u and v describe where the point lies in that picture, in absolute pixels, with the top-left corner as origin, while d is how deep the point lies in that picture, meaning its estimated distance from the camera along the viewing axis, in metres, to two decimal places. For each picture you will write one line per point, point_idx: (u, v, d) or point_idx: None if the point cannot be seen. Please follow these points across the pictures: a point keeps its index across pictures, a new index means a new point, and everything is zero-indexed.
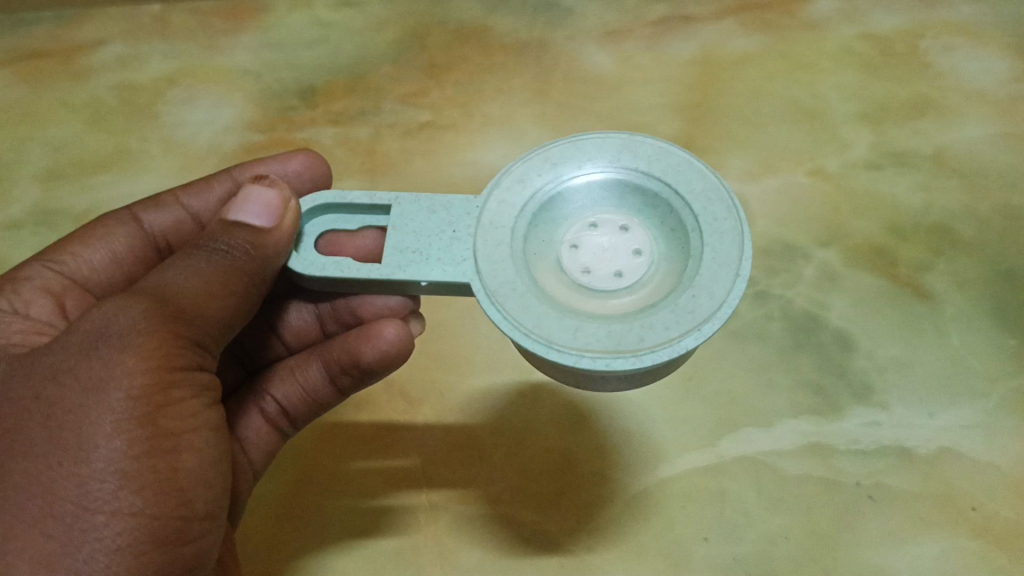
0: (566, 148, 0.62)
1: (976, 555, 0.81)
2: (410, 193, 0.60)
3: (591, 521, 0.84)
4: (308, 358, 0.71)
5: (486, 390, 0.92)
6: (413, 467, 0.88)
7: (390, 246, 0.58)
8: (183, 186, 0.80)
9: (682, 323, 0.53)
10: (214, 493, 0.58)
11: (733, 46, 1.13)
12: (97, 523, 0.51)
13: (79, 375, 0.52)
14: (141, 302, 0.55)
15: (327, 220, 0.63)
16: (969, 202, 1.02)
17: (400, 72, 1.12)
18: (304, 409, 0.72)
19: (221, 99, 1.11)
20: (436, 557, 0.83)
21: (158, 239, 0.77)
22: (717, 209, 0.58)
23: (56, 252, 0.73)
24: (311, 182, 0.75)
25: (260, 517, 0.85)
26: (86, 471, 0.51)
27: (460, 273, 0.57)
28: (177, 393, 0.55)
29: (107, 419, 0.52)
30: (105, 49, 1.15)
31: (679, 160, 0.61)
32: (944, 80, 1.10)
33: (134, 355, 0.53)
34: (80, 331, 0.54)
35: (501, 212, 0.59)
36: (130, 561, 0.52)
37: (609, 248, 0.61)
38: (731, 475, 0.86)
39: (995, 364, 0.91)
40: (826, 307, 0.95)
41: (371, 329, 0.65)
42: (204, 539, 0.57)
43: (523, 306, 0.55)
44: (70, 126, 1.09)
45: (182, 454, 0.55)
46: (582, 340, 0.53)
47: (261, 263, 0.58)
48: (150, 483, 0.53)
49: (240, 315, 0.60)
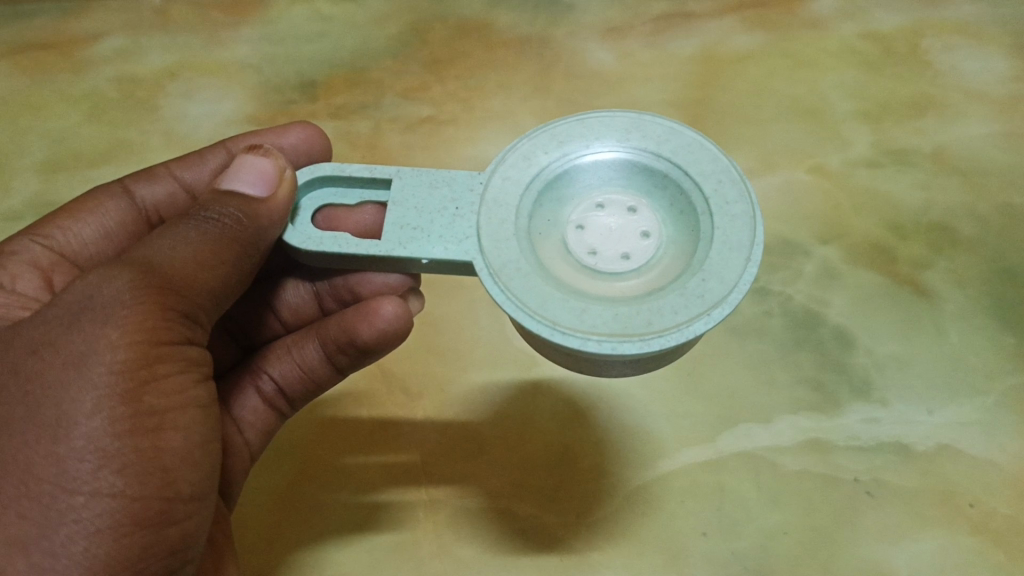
0: (573, 126, 0.62)
1: (974, 552, 0.80)
2: (412, 168, 0.60)
3: (590, 516, 0.84)
4: (306, 337, 0.70)
5: (487, 384, 0.92)
6: (414, 462, 0.87)
7: (391, 222, 0.58)
8: (177, 159, 0.79)
9: (691, 307, 0.53)
10: (201, 474, 0.56)
11: (734, 44, 1.13)
12: (75, 505, 0.50)
13: (59, 350, 0.52)
14: (127, 274, 0.54)
15: (324, 193, 0.63)
16: (969, 201, 1.02)
17: (401, 67, 1.12)
18: (302, 388, 0.71)
19: (222, 92, 1.10)
20: (434, 551, 0.82)
21: (150, 213, 0.76)
22: (728, 192, 0.58)
23: (46, 226, 0.72)
24: (308, 156, 0.75)
25: (257, 505, 0.84)
26: (64, 450, 0.50)
27: (462, 251, 0.57)
28: (162, 369, 0.54)
29: (87, 395, 0.51)
30: (106, 41, 1.15)
31: (690, 141, 0.60)
32: (944, 79, 1.11)
33: (117, 329, 0.52)
34: (62, 304, 0.53)
35: (505, 189, 0.59)
36: (111, 545, 0.51)
37: (615, 229, 0.61)
38: (730, 470, 0.85)
39: (994, 362, 0.91)
40: (827, 304, 0.95)
41: (367, 306, 0.64)
42: (191, 521, 0.56)
43: (527, 286, 0.55)
44: (69, 117, 1.09)
45: (167, 433, 0.54)
46: (588, 322, 0.53)
47: (254, 232, 0.58)
48: (131, 462, 0.52)
49: (229, 287, 0.59)
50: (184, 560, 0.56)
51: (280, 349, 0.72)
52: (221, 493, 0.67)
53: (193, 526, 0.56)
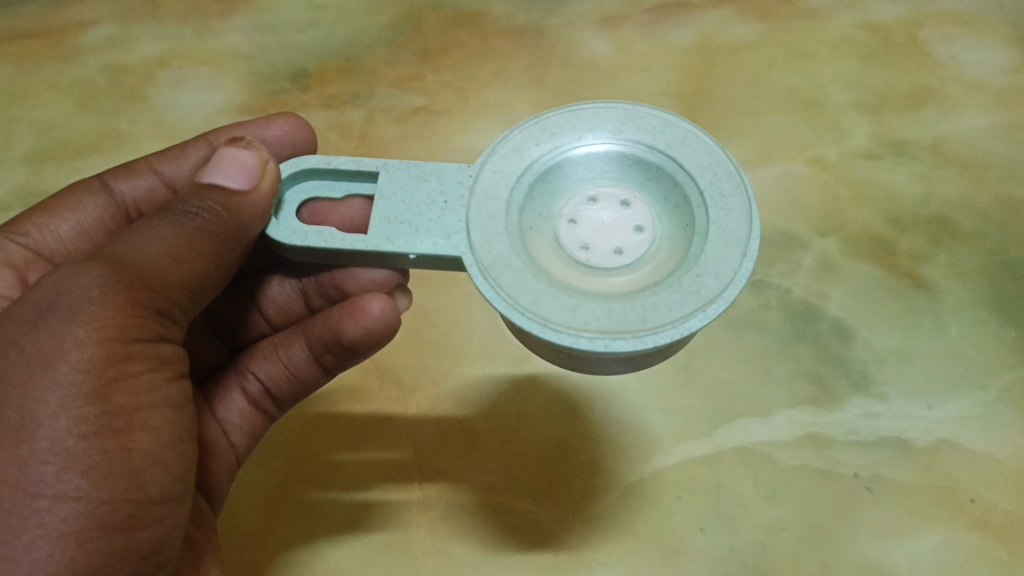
0: (565, 118, 0.61)
1: (976, 549, 0.79)
2: (400, 161, 0.59)
3: (585, 511, 0.83)
4: (292, 336, 0.69)
5: (480, 378, 0.90)
6: (406, 459, 0.86)
7: (379, 217, 0.56)
8: (158, 153, 0.78)
9: (685, 304, 0.52)
10: (174, 475, 0.55)
11: (732, 34, 1.12)
12: (39, 509, 0.49)
13: (25, 348, 0.50)
14: (98, 269, 0.53)
15: (310, 186, 0.61)
16: (969, 192, 1.00)
17: (394, 56, 1.10)
18: (289, 389, 0.70)
19: (212, 81, 1.09)
20: (426, 547, 0.81)
21: (129, 208, 0.75)
22: (724, 186, 0.56)
23: (22, 222, 0.71)
24: (293, 148, 0.74)
25: (245, 504, 0.83)
26: (27, 452, 0.49)
27: (450, 246, 0.55)
28: (133, 367, 0.53)
29: (53, 395, 0.50)
30: (95, 29, 1.13)
31: (685, 133, 0.59)
32: (944, 70, 1.09)
33: (85, 327, 0.51)
34: (31, 301, 0.52)
35: (496, 182, 0.58)
36: (77, 549, 0.50)
37: (609, 224, 0.60)
38: (728, 465, 0.84)
39: (995, 356, 0.90)
40: (825, 297, 0.94)
41: (353, 304, 0.62)
42: (162, 524, 0.54)
43: (518, 282, 0.53)
44: (57, 107, 1.07)
45: (137, 433, 0.52)
46: (581, 319, 0.52)
47: (235, 227, 0.56)
48: (98, 465, 0.50)
49: (207, 284, 0.58)
50: (158, 563, 0.55)
51: (267, 348, 0.70)
52: (205, 496, 0.66)
53: (164, 529, 0.55)
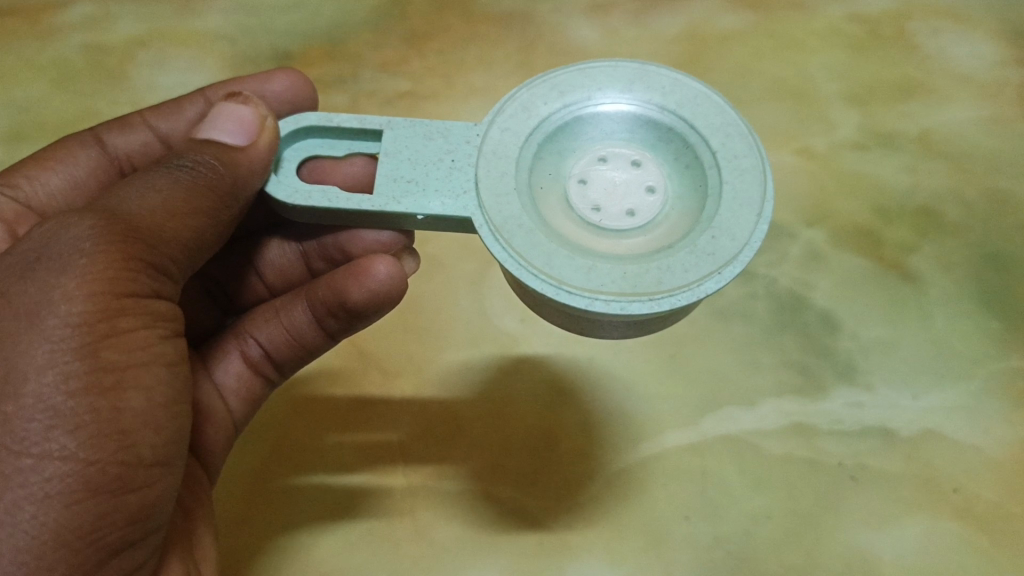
0: (574, 76, 0.59)
1: (959, 538, 0.80)
2: (404, 118, 0.57)
3: (572, 498, 0.81)
4: (295, 299, 0.67)
5: (466, 363, 0.89)
6: (392, 442, 0.84)
7: (385, 176, 0.55)
8: (152, 107, 0.76)
9: (701, 265, 0.51)
10: (164, 438, 0.53)
11: (720, 24, 1.12)
12: (23, 468, 0.47)
13: (12, 301, 0.49)
14: (89, 220, 0.51)
15: (310, 144, 0.60)
16: (954, 185, 1.01)
17: (380, 39, 1.09)
18: (290, 354, 0.68)
19: (195, 62, 1.07)
20: (409, 533, 0.79)
21: (122, 162, 0.74)
22: (736, 147, 0.56)
23: (13, 174, 0.69)
24: (291, 105, 0.72)
25: (234, 484, 0.81)
26: (12, 408, 0.47)
27: (460, 206, 0.54)
28: (125, 323, 0.51)
29: (41, 350, 0.48)
30: (74, 8, 1.11)
31: (696, 93, 0.58)
32: (931, 62, 1.10)
33: (75, 280, 0.49)
34: (19, 253, 0.50)
35: (504, 140, 0.56)
36: (61, 511, 0.48)
37: (620, 184, 0.59)
38: (713, 454, 0.84)
39: (979, 347, 0.90)
40: (812, 287, 0.94)
41: (358, 265, 0.61)
42: (151, 488, 0.52)
43: (530, 243, 0.52)
44: (34, 86, 1.05)
45: (127, 392, 0.50)
46: (596, 281, 0.50)
47: (233, 182, 0.55)
48: (86, 423, 0.48)
49: (202, 241, 0.56)
50: (146, 529, 0.53)
51: (267, 313, 0.69)
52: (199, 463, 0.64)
53: (155, 494, 0.53)
